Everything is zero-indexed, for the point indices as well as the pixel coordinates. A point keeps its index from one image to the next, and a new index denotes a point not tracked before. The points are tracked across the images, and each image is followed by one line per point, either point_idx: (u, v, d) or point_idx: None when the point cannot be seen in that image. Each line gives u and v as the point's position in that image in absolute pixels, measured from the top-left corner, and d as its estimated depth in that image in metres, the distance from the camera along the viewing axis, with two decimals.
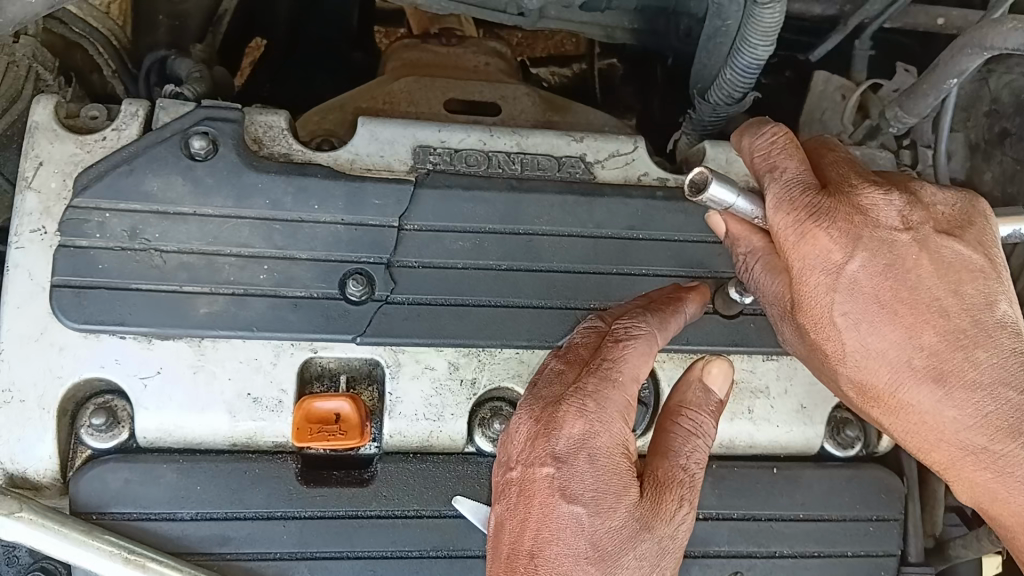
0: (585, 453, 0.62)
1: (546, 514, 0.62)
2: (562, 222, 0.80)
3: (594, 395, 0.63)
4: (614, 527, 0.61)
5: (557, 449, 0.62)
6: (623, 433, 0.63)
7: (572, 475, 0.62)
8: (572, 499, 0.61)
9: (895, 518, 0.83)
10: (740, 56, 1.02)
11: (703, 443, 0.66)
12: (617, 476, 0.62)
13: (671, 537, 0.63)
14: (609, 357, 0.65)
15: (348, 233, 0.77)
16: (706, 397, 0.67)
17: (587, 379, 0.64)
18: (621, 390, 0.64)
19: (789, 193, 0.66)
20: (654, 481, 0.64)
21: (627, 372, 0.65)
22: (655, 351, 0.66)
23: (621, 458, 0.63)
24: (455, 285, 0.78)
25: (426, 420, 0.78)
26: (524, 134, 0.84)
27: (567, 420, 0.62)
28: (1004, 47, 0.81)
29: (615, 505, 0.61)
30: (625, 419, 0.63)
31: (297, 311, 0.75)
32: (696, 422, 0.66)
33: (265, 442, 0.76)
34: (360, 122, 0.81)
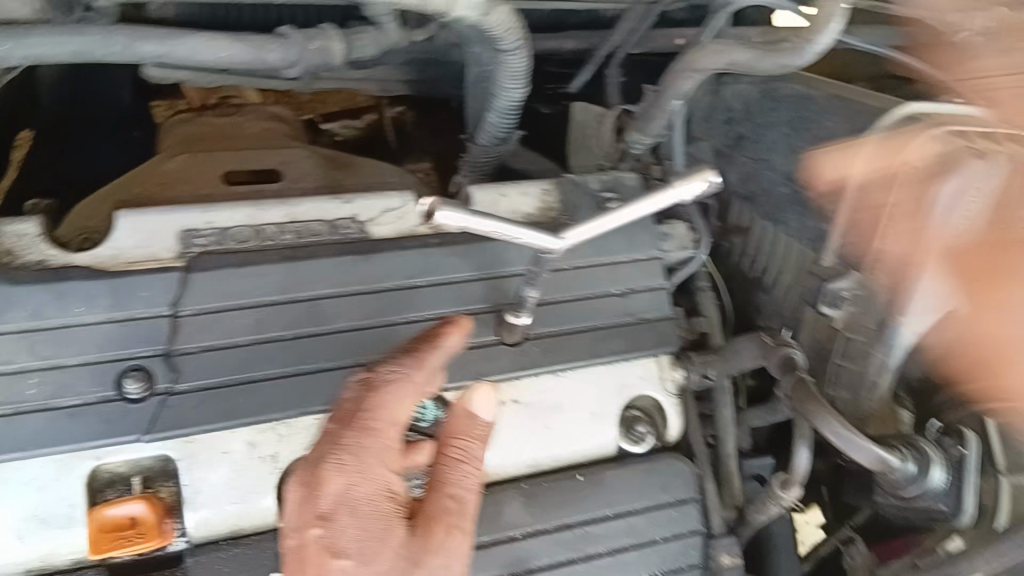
0: (346, 506, 0.64)
1: (318, 574, 0.63)
2: (342, 283, 0.82)
3: (350, 449, 0.65)
4: (383, 572, 0.64)
5: (322, 509, 0.64)
6: (383, 479, 0.66)
7: (337, 531, 0.63)
8: (339, 554, 0.63)
9: (693, 499, 0.91)
10: (498, 99, 1.10)
11: (473, 468, 0.70)
12: (382, 520, 0.65)
13: (444, 566, 0.66)
14: (368, 407, 0.67)
15: (118, 330, 0.75)
16: (472, 423, 0.72)
17: (344, 434, 0.66)
18: (380, 437, 0.67)
19: None
20: (425, 517, 0.68)
21: (385, 419, 0.67)
22: (416, 393, 0.69)
23: (383, 502, 0.65)
24: (243, 362, 0.78)
25: (231, 504, 0.77)
26: (292, 203, 0.85)
27: (326, 478, 0.64)
28: (714, 68, 0.90)
29: (381, 549, 0.64)
30: (383, 464, 0.66)
31: (74, 421, 0.73)
32: (465, 449, 0.71)
33: (63, 560, 0.73)
34: (117, 216, 0.79)
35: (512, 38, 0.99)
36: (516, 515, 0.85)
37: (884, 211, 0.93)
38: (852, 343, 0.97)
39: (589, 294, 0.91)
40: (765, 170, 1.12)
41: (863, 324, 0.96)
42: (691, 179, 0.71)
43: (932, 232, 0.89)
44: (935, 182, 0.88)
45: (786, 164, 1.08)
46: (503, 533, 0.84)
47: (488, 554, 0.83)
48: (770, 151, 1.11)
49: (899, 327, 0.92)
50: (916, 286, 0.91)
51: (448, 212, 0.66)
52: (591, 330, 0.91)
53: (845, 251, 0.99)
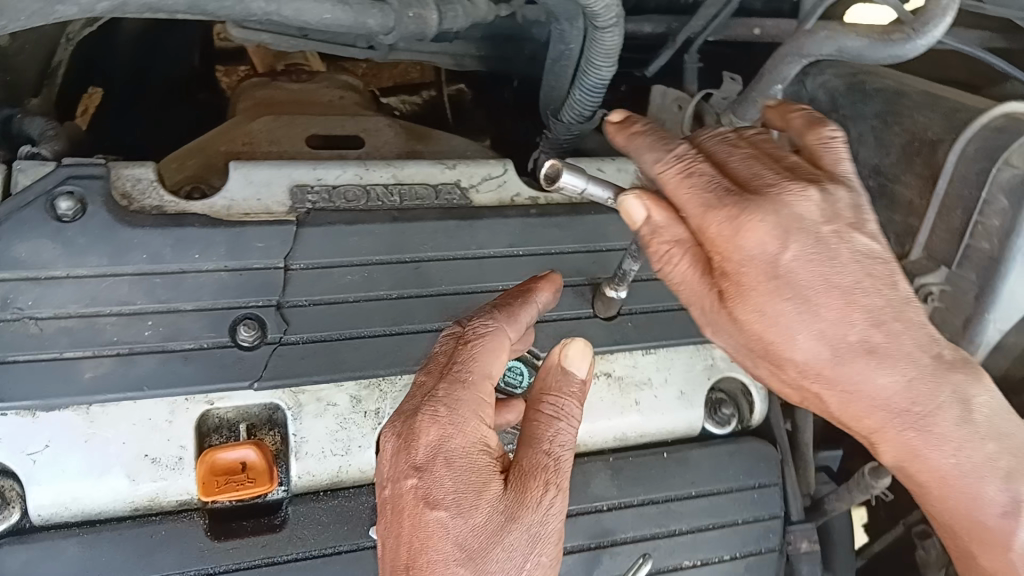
0: (441, 458, 0.67)
1: (414, 524, 0.65)
2: (446, 247, 0.83)
3: (445, 400, 0.69)
4: (477, 524, 0.65)
5: (418, 460, 0.67)
6: (477, 432, 0.69)
7: (433, 482, 0.66)
8: (435, 505, 0.65)
9: (774, 484, 0.92)
10: (587, 76, 1.10)
11: (567, 425, 0.71)
12: (476, 474, 0.67)
13: (540, 523, 0.67)
14: (461, 359, 0.72)
15: (233, 279, 0.77)
16: (567, 381, 0.72)
17: (439, 385, 0.71)
18: (473, 390, 0.71)
19: (709, 197, 0.61)
20: (519, 473, 0.68)
21: (478, 371, 0.71)
22: (505, 347, 0.74)
23: (477, 456, 0.67)
24: (350, 318, 0.79)
25: (335, 456, 0.78)
26: (398, 166, 0.86)
27: (422, 429, 0.67)
28: (819, 54, 0.90)
29: (475, 502, 0.66)
30: (477, 417, 0.69)
31: (189, 364, 0.75)
32: (558, 407, 0.72)
33: (169, 502, 0.74)
34: (232, 168, 0.81)
35: (612, 15, 1.00)
36: (602, 487, 0.86)
37: (977, 208, 0.94)
38: None
39: None
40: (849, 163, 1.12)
41: (949, 321, 0.97)
42: None
43: None
44: None
45: (872, 157, 1.09)
46: (588, 503, 0.85)
47: (575, 523, 0.84)
48: (856, 144, 1.11)
49: (987, 323, 0.94)
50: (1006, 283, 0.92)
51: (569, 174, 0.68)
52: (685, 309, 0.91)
53: (932, 246, 1.00)
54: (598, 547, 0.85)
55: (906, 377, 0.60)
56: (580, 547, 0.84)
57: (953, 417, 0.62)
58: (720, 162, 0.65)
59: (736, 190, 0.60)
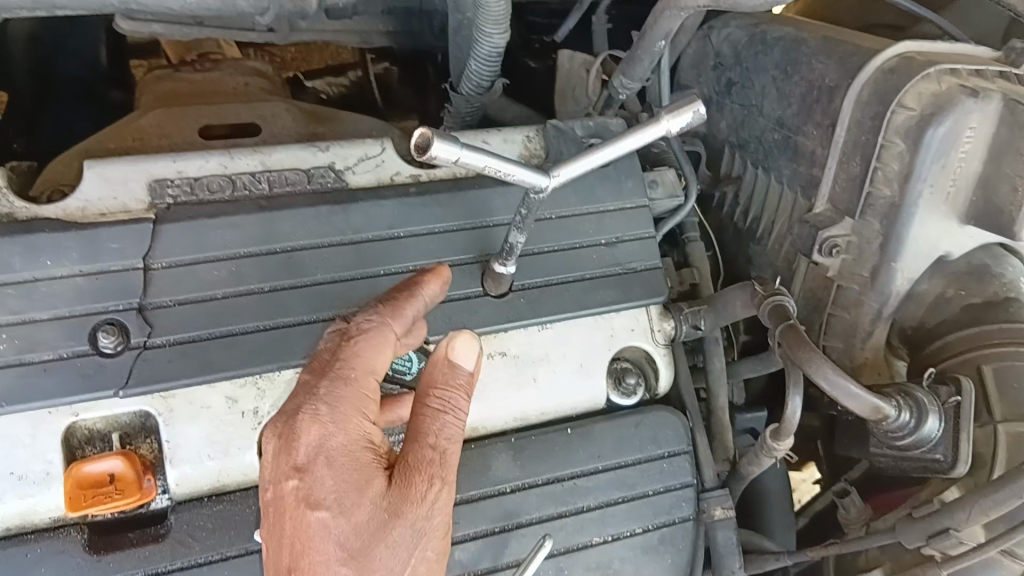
0: (322, 457, 0.61)
1: (296, 527, 0.60)
2: (316, 234, 0.80)
3: (326, 398, 0.63)
4: (362, 522, 0.60)
5: (298, 460, 0.61)
6: (360, 429, 0.63)
7: (314, 481, 0.60)
8: (317, 505, 0.59)
9: (684, 452, 0.91)
10: (478, 46, 1.05)
11: (454, 418, 0.65)
12: (359, 470, 0.61)
13: (427, 518, 0.62)
14: (342, 356, 0.65)
15: (89, 284, 0.73)
16: (454, 373, 0.67)
17: (319, 383, 0.64)
18: (356, 385, 0.65)
19: None
20: (404, 467, 0.62)
21: (362, 366, 0.65)
22: (392, 340, 0.68)
23: (362, 453, 0.62)
24: (218, 315, 0.76)
25: (212, 459, 0.75)
26: (266, 152, 0.82)
27: (301, 428, 0.61)
28: (697, 6, 0.86)
29: (358, 500, 0.60)
30: (360, 413, 0.63)
31: (47, 376, 0.71)
32: (446, 399, 0.66)
33: (42, 519, 0.71)
34: (85, 166, 0.77)
35: None
36: (505, 468, 0.84)
37: (875, 153, 0.91)
38: (844, 292, 0.96)
39: (575, 244, 0.89)
40: (755, 116, 1.09)
41: (855, 272, 0.95)
42: (679, 112, 0.71)
43: (928, 173, 0.87)
44: (926, 125, 0.86)
45: (777, 110, 1.06)
46: (491, 486, 0.83)
47: (475, 507, 0.82)
48: (760, 97, 1.09)
49: (894, 272, 0.92)
50: (906, 229, 0.90)
51: (444, 144, 0.62)
52: (579, 280, 0.89)
53: (835, 197, 0.97)
54: (505, 530, 0.83)
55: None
56: (485, 532, 0.82)
57: None
58: None
59: None
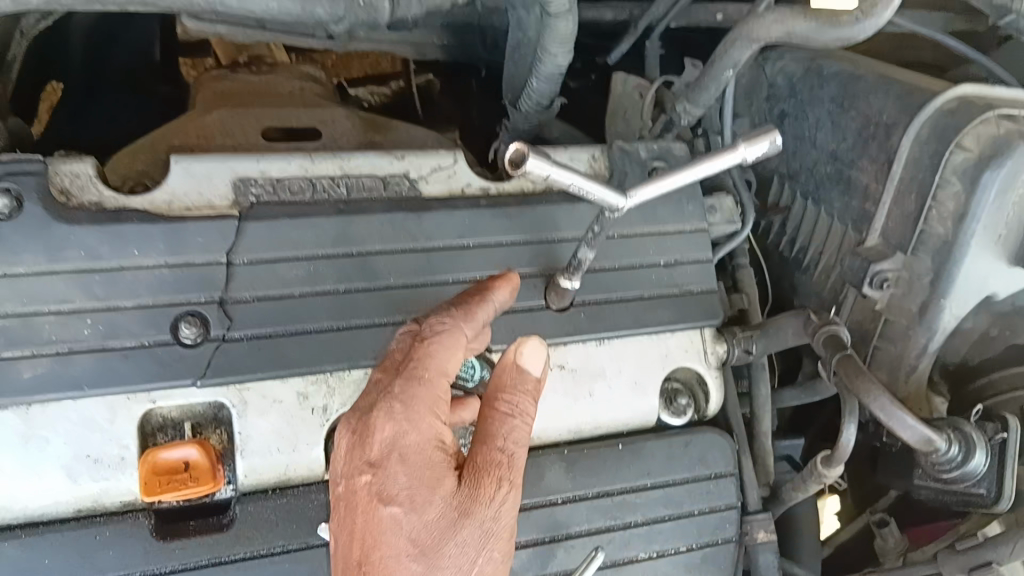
0: (395, 455, 0.63)
1: (368, 521, 0.62)
2: (391, 239, 0.82)
3: (400, 397, 0.65)
4: (431, 520, 0.61)
5: (372, 456, 0.63)
6: (432, 429, 0.64)
7: (386, 477, 0.62)
8: (389, 501, 0.61)
9: (731, 474, 0.92)
10: (542, 65, 1.08)
11: (522, 422, 0.67)
12: (430, 469, 0.63)
13: (493, 518, 0.64)
14: (415, 357, 0.67)
15: (173, 275, 0.75)
16: (523, 378, 0.68)
17: (394, 383, 0.66)
18: (430, 386, 0.66)
19: None
20: (472, 468, 0.64)
21: (434, 367, 0.67)
22: (463, 343, 0.70)
23: (434, 452, 0.64)
24: (294, 314, 0.78)
25: (280, 453, 0.77)
26: (345, 158, 0.83)
27: (376, 425, 0.63)
28: (767, 38, 0.88)
29: (429, 498, 0.62)
30: (432, 413, 0.65)
31: (128, 362, 0.73)
32: (515, 404, 0.67)
33: (112, 503, 0.73)
34: (171, 160, 0.78)
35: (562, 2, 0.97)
36: (557, 479, 0.86)
37: (931, 192, 0.93)
38: (892, 325, 0.98)
39: (636, 263, 0.91)
40: (807, 148, 1.12)
41: (904, 307, 0.97)
42: (756, 141, 0.72)
43: (984, 216, 0.89)
44: (985, 166, 0.88)
45: (831, 143, 1.08)
46: (543, 496, 0.85)
47: (528, 516, 0.84)
48: (814, 130, 1.11)
49: (943, 310, 0.93)
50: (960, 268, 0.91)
51: (534, 160, 0.64)
52: (639, 299, 0.91)
53: (887, 232, 0.99)
54: (553, 541, 0.84)
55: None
56: (533, 541, 0.84)
57: None
58: None
59: None
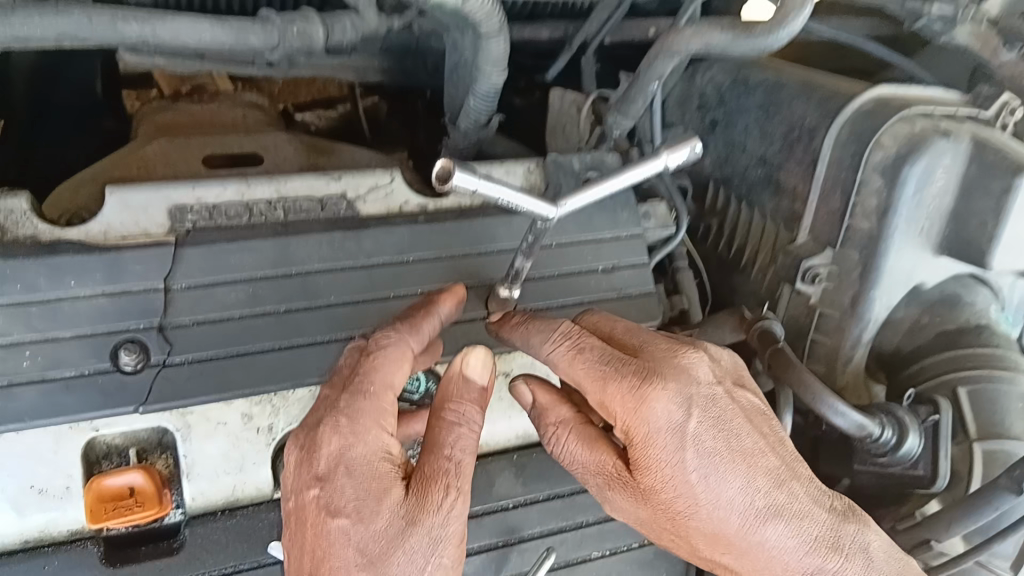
0: (342, 468, 0.64)
1: (317, 534, 0.63)
2: (330, 258, 0.83)
3: (345, 412, 0.66)
4: (379, 530, 0.62)
5: (319, 470, 0.64)
6: (378, 441, 0.66)
7: (334, 490, 0.63)
8: (337, 513, 0.63)
9: None
10: (478, 84, 1.10)
11: (468, 430, 0.68)
12: (377, 480, 0.64)
13: (443, 526, 0.64)
14: (360, 371, 0.69)
15: (112, 304, 0.76)
16: (468, 387, 0.70)
17: (340, 398, 0.68)
18: (375, 399, 0.67)
19: (604, 372, 0.70)
20: (420, 477, 0.65)
21: (379, 381, 0.68)
22: (408, 357, 0.71)
23: (381, 464, 0.65)
24: (236, 336, 0.78)
25: (228, 475, 0.78)
26: (282, 180, 0.85)
27: (323, 439, 0.65)
28: (688, 50, 0.91)
29: (376, 508, 0.63)
30: (379, 426, 0.66)
31: (70, 394, 0.73)
32: (460, 412, 0.69)
33: (59, 532, 0.74)
34: (106, 192, 0.79)
35: (491, 23, 0.99)
36: (507, 485, 0.87)
37: (855, 189, 0.97)
38: (826, 318, 1.01)
39: (575, 270, 0.94)
40: (739, 153, 1.15)
41: (835, 300, 1.00)
42: (677, 147, 0.75)
43: (903, 211, 0.93)
44: (902, 162, 0.92)
45: (760, 147, 1.11)
46: (494, 502, 0.86)
47: (479, 522, 0.85)
48: (744, 135, 1.15)
49: (871, 301, 0.97)
50: (884, 260, 0.95)
51: (462, 174, 0.66)
52: (579, 305, 0.93)
53: (816, 229, 1.03)
54: (506, 546, 0.86)
55: (812, 535, 0.69)
56: (486, 547, 0.85)
57: (779, 531, 0.68)
58: (616, 340, 0.74)
59: (633, 359, 0.71)
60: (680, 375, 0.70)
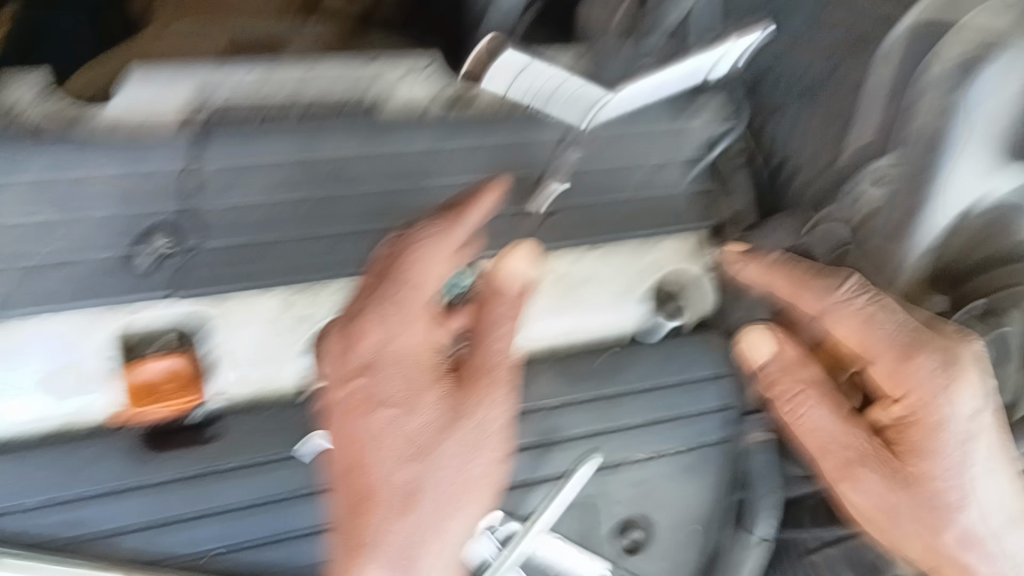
0: (387, 361, 0.68)
1: (364, 424, 0.68)
2: (365, 142, 0.78)
3: (389, 304, 0.68)
4: (422, 420, 0.68)
5: (364, 361, 0.68)
6: (420, 337, 0.69)
7: (378, 382, 0.68)
8: (384, 404, 0.68)
9: (731, 375, 0.89)
10: None
11: (504, 331, 0.68)
12: (420, 374, 0.69)
13: (483, 421, 0.69)
14: (402, 265, 0.68)
15: (141, 184, 0.71)
16: (508, 285, 0.70)
17: (382, 290, 0.68)
18: (413, 297, 0.68)
19: (902, 346, 0.73)
20: (460, 373, 0.70)
21: (421, 277, 0.68)
22: (451, 250, 0.69)
23: (422, 358, 0.69)
24: (268, 224, 0.76)
25: (263, 364, 0.78)
26: (314, 59, 0.79)
27: (365, 332, 0.67)
28: None
29: (422, 399, 0.69)
30: (421, 322, 0.69)
31: (111, 274, 0.72)
32: (500, 310, 0.70)
33: (97, 417, 0.73)
34: (126, 71, 0.72)
35: None
36: (549, 385, 0.84)
37: None
38: None
39: (626, 164, 0.87)
40: None
41: None
42: (734, 36, 0.75)
43: None
44: (1018, 45, 0.80)
45: None
46: (536, 402, 0.83)
47: (521, 422, 0.82)
48: None
49: None
50: None
51: None
52: (627, 202, 0.88)
53: None
54: (545, 446, 0.83)
55: None
56: (528, 446, 0.82)
57: None
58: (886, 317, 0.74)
59: (923, 332, 0.74)
60: (951, 358, 0.72)
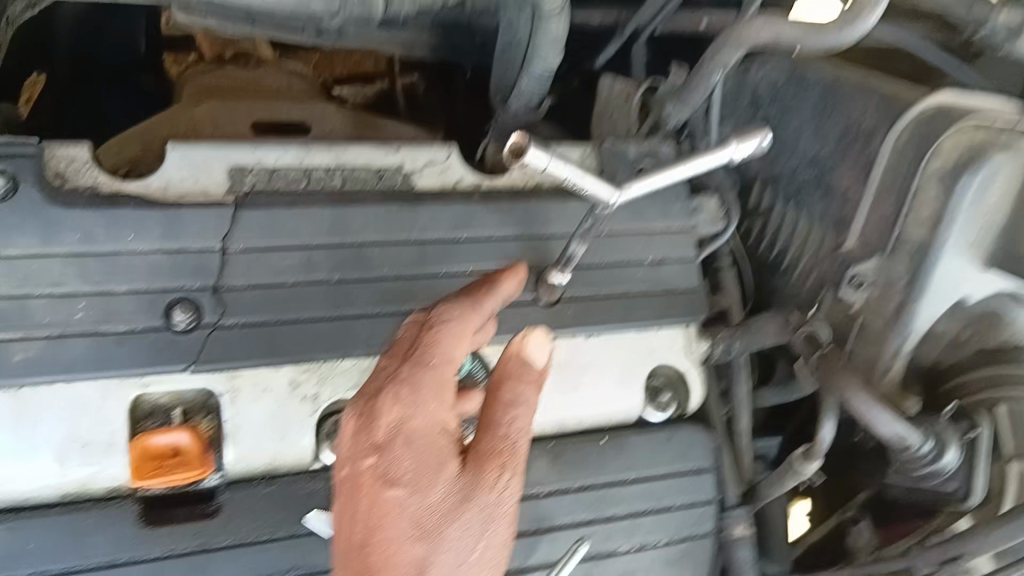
0: (401, 439, 0.62)
1: (373, 504, 0.62)
2: (383, 231, 0.82)
3: (407, 382, 0.64)
4: (434, 502, 0.62)
5: (376, 440, 0.63)
6: (438, 415, 0.64)
7: (392, 461, 0.62)
8: (393, 483, 0.62)
9: (709, 470, 0.95)
10: (532, 66, 1.08)
11: (525, 411, 0.66)
12: (434, 454, 0.63)
13: (495, 503, 0.64)
14: (422, 344, 0.67)
15: (168, 261, 0.75)
16: (527, 369, 0.67)
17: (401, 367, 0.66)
18: (436, 373, 0.65)
19: None
20: (473, 454, 0.64)
21: (441, 355, 0.66)
22: (470, 332, 0.69)
23: (438, 437, 0.63)
24: (288, 302, 0.78)
25: (270, 442, 0.78)
26: (340, 149, 0.84)
27: (381, 410, 0.63)
28: (758, 41, 0.91)
29: (434, 481, 0.62)
30: (439, 400, 0.64)
31: (121, 347, 0.73)
32: (516, 393, 0.66)
33: (99, 488, 0.73)
34: (168, 146, 0.79)
35: (554, 3, 0.99)
36: (542, 472, 0.87)
37: (910, 197, 0.96)
38: (868, 326, 1.00)
39: (623, 261, 0.93)
40: (788, 154, 1.14)
41: (880, 308, 0.99)
42: (746, 139, 0.75)
43: (960, 221, 0.92)
44: (960, 173, 0.91)
45: (813, 150, 1.10)
46: (529, 488, 0.86)
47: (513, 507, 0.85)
48: (795, 136, 1.13)
49: (917, 312, 0.95)
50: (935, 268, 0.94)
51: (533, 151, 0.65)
52: (623, 297, 0.92)
53: (866, 235, 1.02)
54: (536, 533, 0.86)
55: None
56: (519, 532, 0.85)
57: None
58: None
59: None
60: None
